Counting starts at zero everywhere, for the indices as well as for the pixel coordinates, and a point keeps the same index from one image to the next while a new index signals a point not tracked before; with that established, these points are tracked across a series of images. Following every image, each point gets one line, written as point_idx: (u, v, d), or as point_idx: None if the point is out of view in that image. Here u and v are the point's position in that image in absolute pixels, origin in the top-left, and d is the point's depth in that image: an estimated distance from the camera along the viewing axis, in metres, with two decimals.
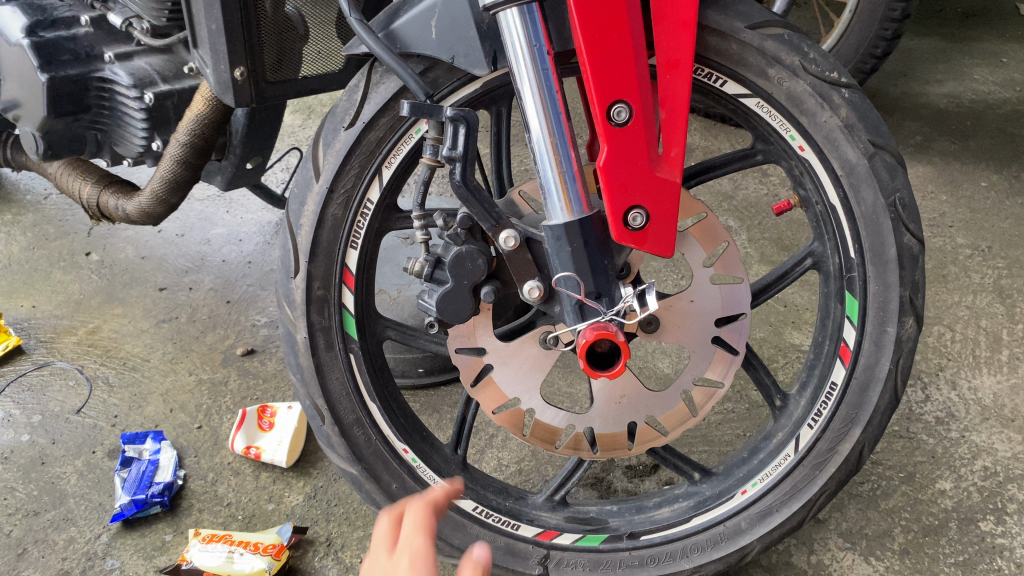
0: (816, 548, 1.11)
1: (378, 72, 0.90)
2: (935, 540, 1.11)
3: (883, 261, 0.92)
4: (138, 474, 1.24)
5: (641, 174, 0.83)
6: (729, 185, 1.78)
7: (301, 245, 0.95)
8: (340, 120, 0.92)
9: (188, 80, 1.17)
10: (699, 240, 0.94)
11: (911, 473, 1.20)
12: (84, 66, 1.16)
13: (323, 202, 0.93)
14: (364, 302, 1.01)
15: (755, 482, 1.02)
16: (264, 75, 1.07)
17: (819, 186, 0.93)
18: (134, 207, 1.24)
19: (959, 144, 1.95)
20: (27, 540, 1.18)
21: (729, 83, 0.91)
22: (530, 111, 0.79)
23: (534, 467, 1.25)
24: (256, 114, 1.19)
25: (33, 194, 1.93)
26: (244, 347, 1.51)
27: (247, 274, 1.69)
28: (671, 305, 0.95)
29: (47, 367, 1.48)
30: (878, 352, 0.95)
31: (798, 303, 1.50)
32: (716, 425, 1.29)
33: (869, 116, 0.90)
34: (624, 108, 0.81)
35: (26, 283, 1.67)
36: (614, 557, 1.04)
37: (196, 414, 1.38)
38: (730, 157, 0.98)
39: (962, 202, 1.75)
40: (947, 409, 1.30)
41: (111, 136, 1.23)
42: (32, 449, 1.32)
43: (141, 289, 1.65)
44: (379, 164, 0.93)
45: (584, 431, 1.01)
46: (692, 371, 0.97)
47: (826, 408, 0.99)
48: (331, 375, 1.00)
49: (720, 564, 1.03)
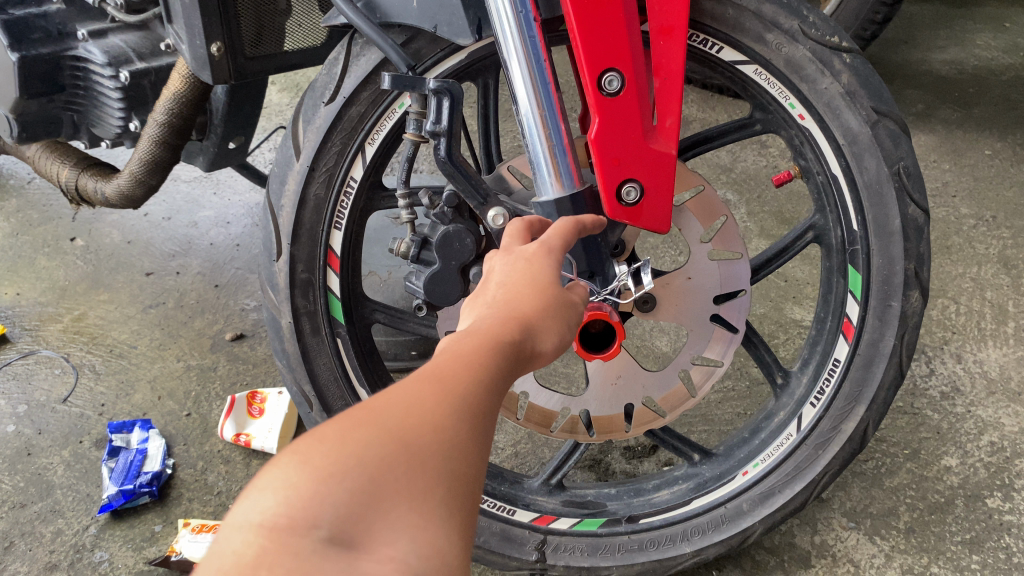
0: (820, 529, 1.09)
1: (358, 44, 0.86)
2: (942, 518, 1.09)
3: (887, 233, 0.89)
4: (126, 464, 1.22)
5: (634, 146, 0.80)
6: (727, 157, 1.74)
7: (283, 227, 0.92)
8: (320, 95, 0.88)
9: (166, 58, 1.13)
10: (696, 215, 0.90)
11: (916, 450, 1.18)
12: (56, 44, 1.12)
13: (304, 180, 0.90)
14: (351, 284, 0.98)
15: (757, 463, 1.00)
16: (242, 50, 1.03)
17: (820, 156, 0.90)
18: (114, 190, 1.20)
19: (962, 112, 1.91)
20: (14, 533, 1.16)
21: (725, 49, 0.86)
22: (517, 82, 0.76)
23: (531, 450, 1.23)
24: (236, 92, 1.15)
25: (17, 179, 1.89)
26: (233, 332, 1.48)
27: (236, 257, 1.66)
28: (668, 282, 0.91)
29: (33, 355, 1.45)
30: (882, 328, 0.92)
31: (799, 278, 1.47)
32: (716, 403, 1.26)
33: (871, 82, 0.86)
34: (615, 77, 0.77)
35: (10, 269, 1.63)
36: (613, 542, 1.01)
37: (184, 402, 1.35)
38: (728, 127, 0.94)
39: (966, 171, 1.72)
40: (952, 383, 1.27)
41: (88, 117, 1.19)
42: (18, 440, 1.29)
43: (128, 275, 1.62)
44: (361, 140, 0.89)
45: (580, 414, 0.98)
46: (690, 350, 0.94)
47: (829, 386, 0.96)
48: (318, 360, 0.97)
49: (721, 547, 1.01)
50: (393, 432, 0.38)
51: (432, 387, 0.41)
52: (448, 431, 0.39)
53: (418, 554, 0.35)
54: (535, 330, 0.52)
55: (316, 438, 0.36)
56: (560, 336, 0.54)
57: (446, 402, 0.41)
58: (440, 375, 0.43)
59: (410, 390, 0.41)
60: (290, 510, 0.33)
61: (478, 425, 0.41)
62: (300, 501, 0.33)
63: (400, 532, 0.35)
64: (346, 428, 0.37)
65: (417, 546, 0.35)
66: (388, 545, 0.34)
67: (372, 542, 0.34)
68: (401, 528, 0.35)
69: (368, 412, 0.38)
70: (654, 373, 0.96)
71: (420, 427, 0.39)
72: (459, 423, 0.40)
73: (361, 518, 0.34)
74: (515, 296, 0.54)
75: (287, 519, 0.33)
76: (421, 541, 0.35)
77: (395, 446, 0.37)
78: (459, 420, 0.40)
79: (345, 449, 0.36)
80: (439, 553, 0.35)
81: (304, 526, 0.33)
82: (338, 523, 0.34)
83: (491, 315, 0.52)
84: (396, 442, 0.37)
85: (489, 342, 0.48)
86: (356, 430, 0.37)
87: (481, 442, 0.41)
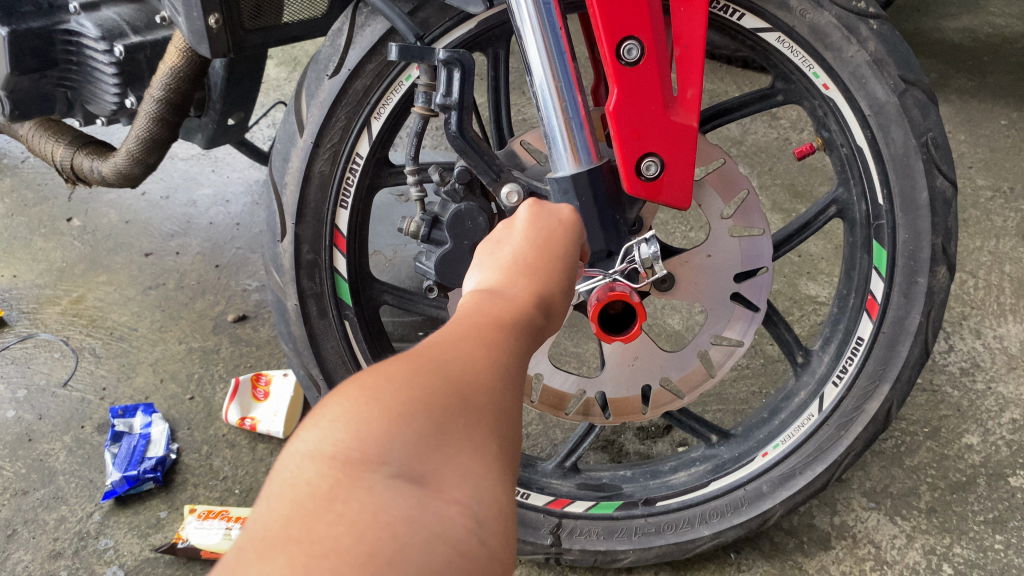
0: (839, 509, 1.07)
1: (363, 14, 0.83)
2: (964, 497, 1.07)
3: (914, 207, 0.85)
4: (129, 449, 1.19)
5: (654, 118, 0.77)
6: (737, 129, 1.71)
7: (287, 206, 0.88)
8: (323, 68, 0.85)
9: (161, 30, 1.10)
10: (717, 191, 0.87)
11: (936, 428, 1.16)
12: (47, 18, 1.08)
13: (308, 157, 0.86)
14: (359, 265, 0.95)
15: (777, 444, 0.97)
16: (241, 22, 0.98)
17: (844, 128, 0.86)
18: (110, 169, 1.17)
19: (977, 81, 1.87)
20: (17, 521, 1.13)
21: (747, 16, 0.83)
22: (531, 52, 0.72)
23: (542, 431, 1.20)
24: (235, 66, 1.11)
25: (10, 158, 1.85)
26: (236, 313, 1.45)
27: (237, 236, 1.63)
28: (687, 261, 0.88)
29: (31, 339, 1.42)
30: (908, 305, 0.89)
31: (812, 253, 1.44)
32: (731, 381, 1.23)
33: (899, 50, 0.83)
34: (635, 45, 0.74)
35: (6, 251, 1.60)
36: (629, 525, 0.99)
37: (187, 385, 1.32)
38: (748, 98, 0.91)
39: (982, 141, 1.68)
40: (972, 359, 1.25)
41: (82, 94, 1.15)
42: (18, 426, 1.27)
43: (126, 255, 1.58)
44: (367, 115, 0.85)
45: (595, 396, 0.95)
46: (710, 329, 0.92)
47: (852, 365, 0.93)
48: (325, 342, 0.94)
49: (741, 530, 0.99)
50: (453, 376, 0.35)
51: (483, 338, 0.39)
52: (502, 382, 0.37)
53: (482, 502, 0.32)
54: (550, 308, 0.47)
55: (379, 374, 0.33)
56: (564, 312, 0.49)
57: (499, 354, 0.38)
58: (489, 326, 0.40)
59: (462, 338, 0.38)
60: (356, 445, 0.31)
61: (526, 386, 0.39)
62: (367, 436, 0.31)
63: (465, 478, 0.32)
64: (406, 367, 0.34)
65: (480, 495, 0.33)
66: (453, 490, 0.32)
67: (440, 485, 0.32)
68: (464, 476, 0.32)
69: (424, 355, 0.35)
70: (671, 354, 0.93)
71: (478, 375, 0.36)
72: (511, 376, 0.38)
73: (426, 462, 0.32)
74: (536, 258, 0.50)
75: (355, 454, 0.31)
76: (483, 491, 0.33)
77: (455, 392, 0.34)
78: (512, 373, 0.38)
79: (409, 387, 0.33)
80: (499, 506, 0.33)
81: (372, 461, 0.31)
82: (405, 465, 0.31)
83: (519, 272, 0.48)
84: (455, 387, 0.35)
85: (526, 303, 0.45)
86: (422, 367, 0.35)
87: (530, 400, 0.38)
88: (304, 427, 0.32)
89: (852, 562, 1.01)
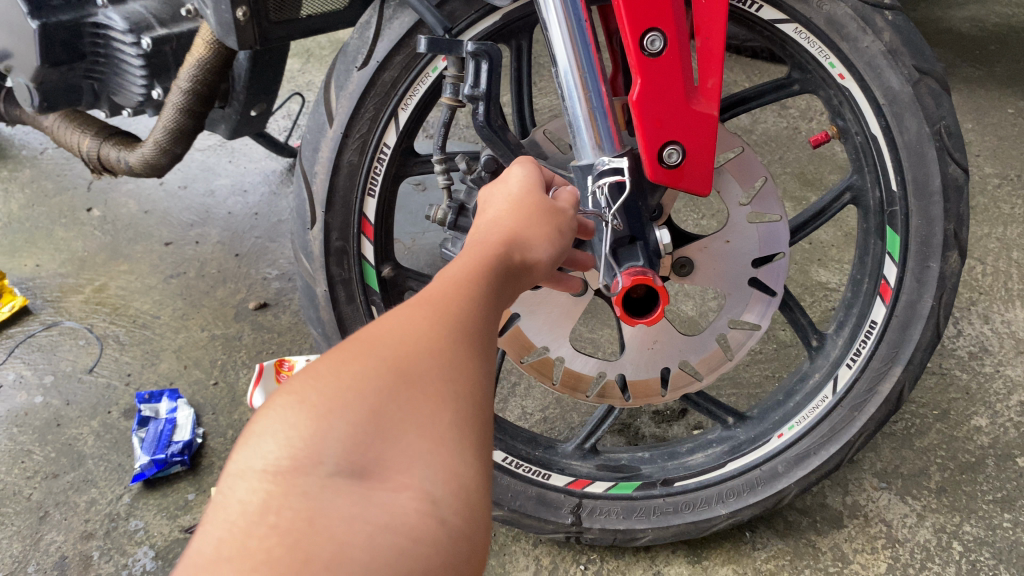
0: (851, 489, 1.10)
1: (391, 7, 0.85)
2: (973, 477, 1.10)
3: (928, 194, 0.88)
4: (156, 433, 1.22)
5: (676, 107, 0.79)
6: (747, 119, 1.73)
7: (317, 194, 0.91)
8: (352, 60, 0.87)
9: (187, 23, 1.12)
10: (736, 178, 0.90)
11: (945, 410, 1.19)
12: (76, 11, 1.10)
13: (337, 147, 0.89)
14: (384, 252, 0.98)
15: (792, 425, 1.00)
16: (267, 15, 1.00)
17: (859, 116, 0.88)
18: (138, 159, 1.19)
19: (984, 70, 1.89)
20: (48, 503, 1.16)
21: (765, 8, 0.85)
22: (557, 43, 0.74)
23: (559, 415, 1.23)
24: (259, 57, 1.13)
25: (29, 149, 1.88)
26: (256, 301, 1.47)
27: (255, 225, 1.65)
28: (706, 247, 0.91)
29: (56, 327, 1.44)
30: (920, 289, 0.91)
31: (823, 240, 1.46)
32: (744, 366, 1.26)
33: (913, 40, 0.84)
34: (658, 36, 0.76)
35: (28, 241, 1.62)
36: (648, 505, 1.02)
37: (211, 370, 1.35)
38: (765, 88, 0.93)
39: (989, 130, 1.70)
40: (980, 343, 1.28)
41: (109, 85, 1.18)
42: (47, 411, 1.29)
43: (147, 245, 1.61)
44: (394, 106, 0.88)
45: (616, 379, 0.99)
46: (728, 314, 0.95)
47: (866, 347, 0.96)
48: (353, 326, 0.98)
49: (756, 509, 1.02)
50: (389, 359, 0.37)
51: (426, 312, 0.40)
52: (445, 353, 0.39)
53: (435, 481, 0.35)
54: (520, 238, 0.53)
55: (309, 378, 0.36)
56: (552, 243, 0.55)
57: (440, 325, 0.40)
58: (434, 299, 0.42)
59: (401, 317, 0.39)
60: (295, 452, 0.33)
61: (476, 348, 0.41)
62: (303, 443, 0.34)
63: (414, 460, 0.35)
64: (338, 364, 0.36)
65: (432, 474, 0.35)
66: (401, 476, 0.34)
67: (385, 475, 0.34)
68: (411, 457, 0.35)
69: (359, 345, 0.37)
70: (691, 337, 0.97)
71: (416, 354, 0.38)
72: (457, 344, 0.40)
73: (367, 451, 0.34)
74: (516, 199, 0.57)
75: (294, 460, 0.33)
76: (437, 468, 0.35)
77: (393, 376, 0.36)
78: (456, 342, 0.40)
79: (341, 384, 0.35)
80: (455, 478, 0.35)
81: (309, 465, 0.33)
82: (346, 460, 0.34)
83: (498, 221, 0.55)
84: (390, 369, 0.37)
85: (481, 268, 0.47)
86: (354, 361, 0.37)
87: (480, 363, 0.40)
88: (246, 441, 0.34)
89: (865, 540, 1.04)
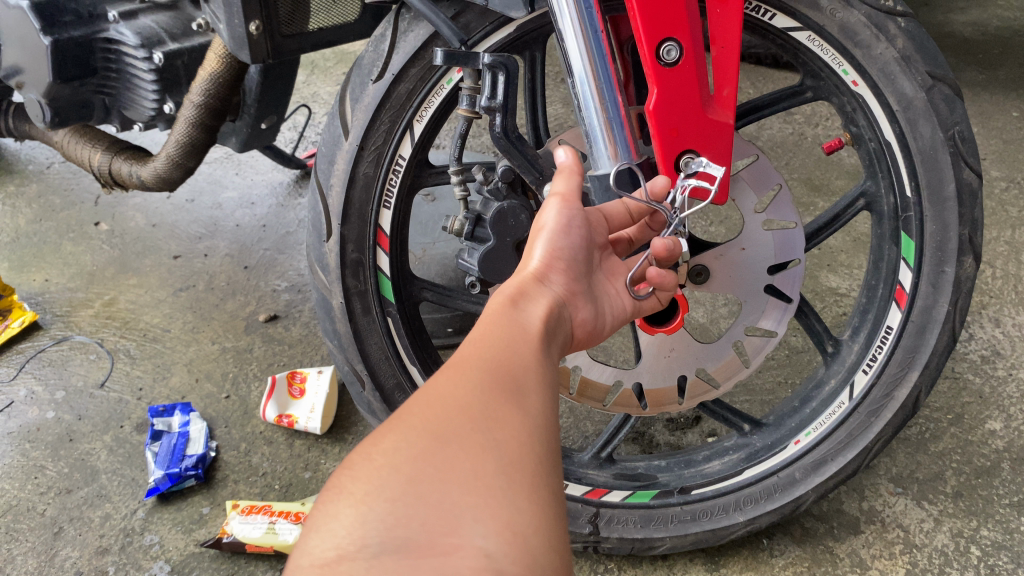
0: (867, 495, 1.10)
1: (406, 20, 0.85)
2: (988, 481, 1.11)
3: (942, 199, 0.87)
4: (169, 447, 1.21)
5: (693, 116, 0.78)
6: (753, 126, 1.74)
7: (333, 207, 0.91)
8: (368, 72, 0.87)
9: (197, 38, 1.12)
10: (751, 186, 0.91)
11: (959, 414, 1.20)
12: (88, 27, 1.10)
13: (353, 160, 0.89)
14: (400, 263, 0.98)
15: (809, 432, 1.00)
16: (279, 28, 0.99)
17: (873, 122, 0.87)
18: (150, 173, 1.20)
19: (988, 74, 1.91)
20: (62, 518, 1.15)
21: (778, 16, 0.85)
22: (573, 54, 0.73)
23: (573, 424, 1.23)
24: (270, 71, 1.13)
25: (36, 164, 1.88)
26: (267, 313, 1.48)
27: (263, 238, 1.66)
28: (722, 254, 0.93)
29: (66, 341, 1.44)
30: (936, 294, 0.91)
31: (832, 246, 1.47)
32: (757, 372, 1.26)
33: (926, 46, 0.84)
34: (674, 46, 0.75)
35: (36, 256, 1.63)
36: (665, 513, 1.02)
37: (223, 384, 1.35)
38: (779, 95, 0.93)
39: (995, 133, 1.71)
40: (992, 347, 1.29)
41: (120, 100, 1.19)
42: (59, 426, 1.29)
43: (155, 258, 1.62)
44: (409, 118, 0.88)
45: (632, 387, 1.00)
46: (744, 321, 0.96)
47: (881, 353, 0.95)
48: (369, 338, 0.98)
49: (774, 515, 1.01)
50: (420, 430, 0.42)
51: (451, 378, 0.47)
52: (475, 414, 0.44)
53: (486, 535, 0.38)
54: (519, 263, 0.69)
55: (348, 473, 0.41)
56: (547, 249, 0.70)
57: (466, 388, 0.46)
58: (456, 367, 0.49)
59: (430, 390, 0.46)
60: (341, 542, 0.37)
61: (504, 401, 0.46)
62: (348, 532, 0.38)
63: (460, 518, 0.38)
64: (373, 451, 0.41)
65: (483, 528, 0.38)
66: (448, 537, 0.37)
67: (430, 540, 0.37)
68: (457, 514, 0.38)
69: (391, 424, 0.43)
70: (707, 345, 0.98)
71: (447, 420, 0.43)
72: (485, 404, 0.45)
73: (410, 521, 0.38)
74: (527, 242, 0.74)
75: (343, 551, 0.37)
76: (486, 521, 0.39)
77: (427, 442, 0.41)
78: (483, 402, 0.45)
79: (376, 467, 0.40)
80: (508, 527, 0.39)
81: (356, 551, 0.37)
82: (390, 536, 0.37)
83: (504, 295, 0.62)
84: (423, 438, 0.42)
85: (492, 314, 0.58)
86: (386, 441, 0.42)
87: (509, 413, 0.46)
88: (299, 545, 0.39)
89: (883, 546, 1.04)
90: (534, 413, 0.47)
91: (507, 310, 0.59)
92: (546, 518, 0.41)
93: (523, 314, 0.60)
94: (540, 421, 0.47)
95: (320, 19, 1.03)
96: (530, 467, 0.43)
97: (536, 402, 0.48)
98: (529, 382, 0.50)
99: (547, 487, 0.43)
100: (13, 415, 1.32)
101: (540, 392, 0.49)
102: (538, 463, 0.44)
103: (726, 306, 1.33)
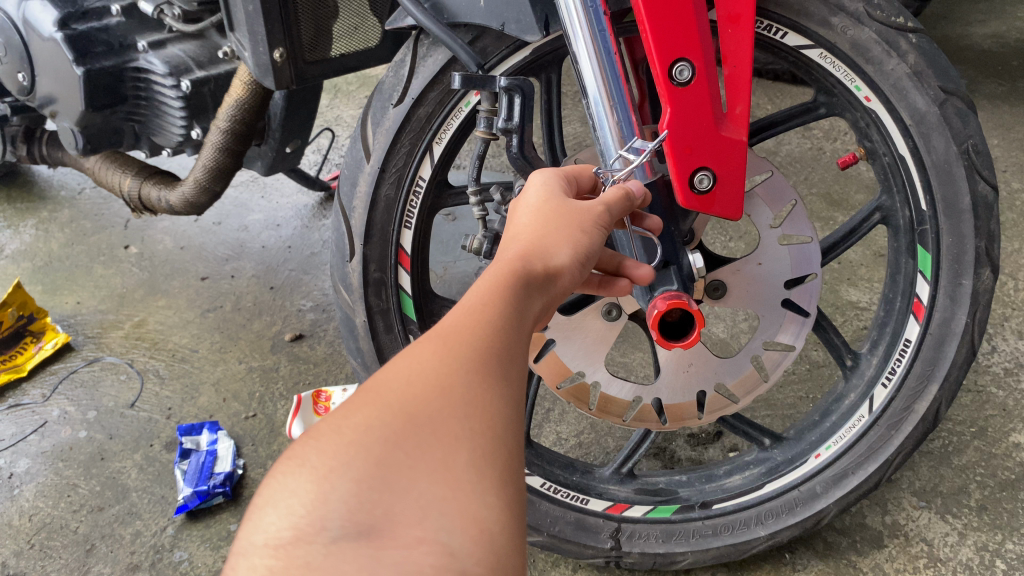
0: (890, 509, 1.10)
1: (425, 45, 0.87)
2: (1013, 494, 1.10)
3: (957, 212, 0.88)
4: (198, 465, 1.24)
5: (706, 134, 0.80)
6: (771, 141, 1.75)
7: (355, 228, 0.93)
8: (388, 97, 0.89)
9: (223, 65, 1.16)
10: (766, 202, 0.93)
11: (983, 428, 1.19)
12: (118, 56, 1.14)
13: (374, 182, 0.91)
14: (421, 281, 1.00)
15: (829, 445, 1.00)
16: (303, 55, 1.02)
17: (886, 137, 0.88)
18: (177, 197, 1.23)
19: (1008, 86, 1.91)
20: (95, 535, 1.18)
21: (790, 34, 0.85)
22: (586, 72, 0.75)
23: (595, 439, 1.24)
24: (294, 96, 1.17)
25: (68, 190, 1.94)
26: (292, 332, 1.51)
27: (288, 258, 1.69)
28: (739, 270, 0.94)
29: (97, 362, 1.48)
30: (953, 307, 0.91)
31: (852, 260, 1.47)
32: (779, 388, 1.26)
33: (938, 61, 0.85)
34: (686, 66, 0.76)
35: (68, 279, 1.67)
36: (687, 527, 1.03)
37: (249, 403, 1.37)
38: (792, 112, 0.94)
39: (1015, 145, 1.71)
40: (1015, 359, 1.29)
41: (149, 126, 1.22)
42: (91, 445, 1.32)
43: (183, 280, 1.65)
44: (429, 140, 0.90)
45: (652, 402, 1.01)
46: (762, 335, 0.97)
47: (900, 366, 0.96)
48: (391, 356, 1.00)
49: (796, 529, 1.02)
50: (394, 407, 0.38)
51: (437, 345, 0.42)
52: (457, 393, 0.40)
53: (452, 531, 0.35)
54: (545, 243, 0.56)
55: (309, 441, 0.36)
56: (576, 244, 0.57)
57: (451, 361, 0.41)
58: (445, 333, 0.43)
59: (412, 357, 0.41)
60: (297, 522, 0.34)
61: (492, 385, 0.41)
62: (305, 511, 0.34)
63: (426, 511, 0.35)
64: (338, 420, 0.37)
65: (450, 523, 0.35)
66: (413, 530, 0.34)
67: (394, 531, 0.34)
68: (423, 509, 0.35)
69: (367, 395, 0.38)
70: (725, 359, 0.99)
71: (423, 399, 0.39)
72: (470, 381, 0.41)
73: (374, 508, 0.34)
74: (518, 225, 0.59)
75: (299, 531, 0.34)
76: (454, 516, 0.35)
77: (400, 423, 0.37)
78: (468, 379, 0.41)
79: (342, 441, 0.36)
80: (476, 524, 0.35)
81: (312, 534, 0.33)
82: (351, 522, 0.34)
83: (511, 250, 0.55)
84: (398, 418, 0.37)
85: (500, 284, 0.50)
86: (357, 415, 0.37)
87: (496, 395, 0.41)
88: (249, 517, 0.35)
89: (906, 560, 1.04)
90: (519, 394, 0.42)
91: (522, 282, 0.51)
92: (515, 515, 0.37)
93: (534, 297, 0.51)
94: (523, 409, 0.42)
95: (341, 45, 1.05)
96: (510, 458, 0.39)
97: (522, 381, 0.44)
98: (519, 358, 0.45)
99: (520, 478, 0.39)
100: (47, 434, 1.35)
101: (527, 372, 0.45)
102: (513, 452, 0.40)
103: (746, 320, 1.33)
